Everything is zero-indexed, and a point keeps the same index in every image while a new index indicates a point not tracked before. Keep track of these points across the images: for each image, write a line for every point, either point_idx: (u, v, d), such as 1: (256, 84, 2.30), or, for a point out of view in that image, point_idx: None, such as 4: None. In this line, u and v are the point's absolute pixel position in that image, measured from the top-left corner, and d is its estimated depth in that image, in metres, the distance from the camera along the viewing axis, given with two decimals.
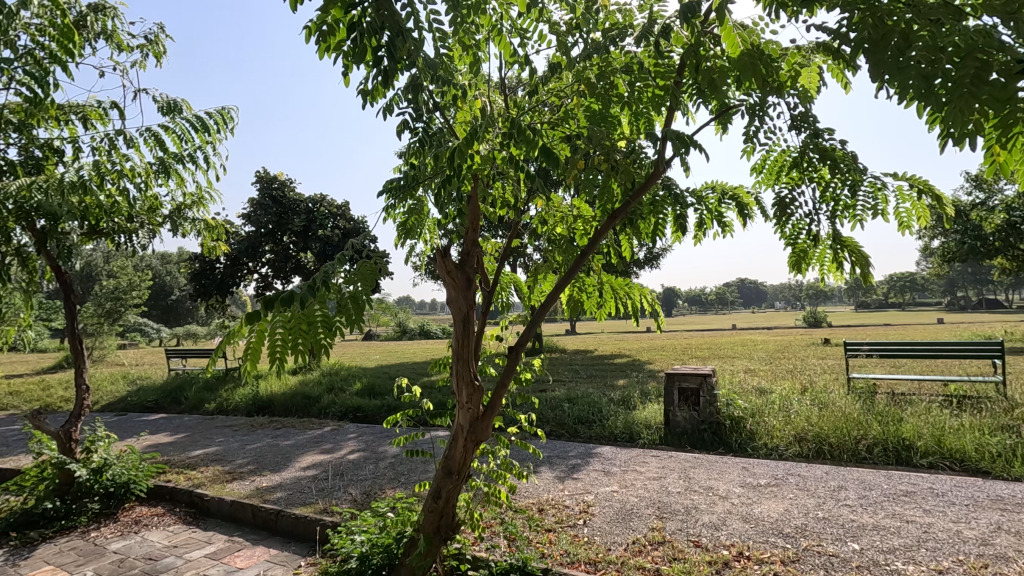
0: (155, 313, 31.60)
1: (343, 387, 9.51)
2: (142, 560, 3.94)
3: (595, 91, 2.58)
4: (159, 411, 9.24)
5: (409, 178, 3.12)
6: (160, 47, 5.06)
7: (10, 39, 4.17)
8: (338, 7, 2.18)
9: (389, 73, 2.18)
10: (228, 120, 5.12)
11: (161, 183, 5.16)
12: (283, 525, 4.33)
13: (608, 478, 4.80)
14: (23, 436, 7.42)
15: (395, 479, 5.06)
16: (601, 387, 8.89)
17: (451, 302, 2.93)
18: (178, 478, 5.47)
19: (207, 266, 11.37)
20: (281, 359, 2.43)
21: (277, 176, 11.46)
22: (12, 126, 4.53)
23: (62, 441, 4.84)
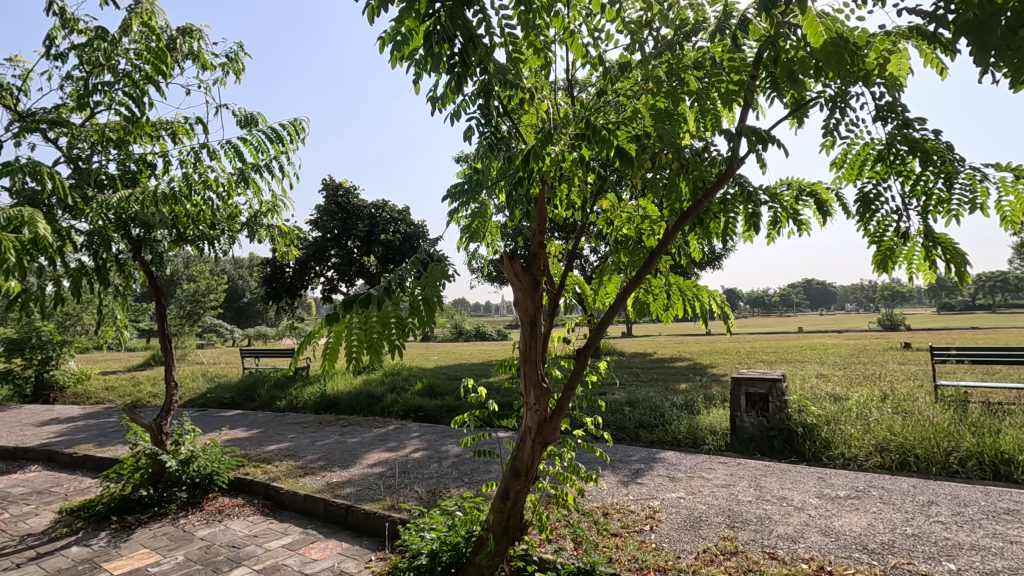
0: (229, 314, 33.68)
1: (405, 387, 9.75)
2: (226, 548, 4.18)
3: (664, 89, 2.53)
4: (235, 407, 9.79)
5: (473, 182, 3.19)
6: (240, 64, 5.37)
7: (112, 63, 4.57)
8: (412, 18, 2.26)
9: (461, 80, 2.24)
10: (300, 131, 5.38)
11: (241, 192, 5.48)
12: (353, 519, 4.49)
13: (674, 484, 4.69)
14: (119, 428, 8.09)
15: (458, 479, 5.14)
16: (662, 391, 8.69)
17: (518, 304, 2.94)
18: (255, 471, 5.78)
19: (278, 271, 11.95)
20: (359, 358, 2.52)
21: (342, 183, 11.94)
22: (112, 143, 4.94)
23: (155, 434, 5.14)
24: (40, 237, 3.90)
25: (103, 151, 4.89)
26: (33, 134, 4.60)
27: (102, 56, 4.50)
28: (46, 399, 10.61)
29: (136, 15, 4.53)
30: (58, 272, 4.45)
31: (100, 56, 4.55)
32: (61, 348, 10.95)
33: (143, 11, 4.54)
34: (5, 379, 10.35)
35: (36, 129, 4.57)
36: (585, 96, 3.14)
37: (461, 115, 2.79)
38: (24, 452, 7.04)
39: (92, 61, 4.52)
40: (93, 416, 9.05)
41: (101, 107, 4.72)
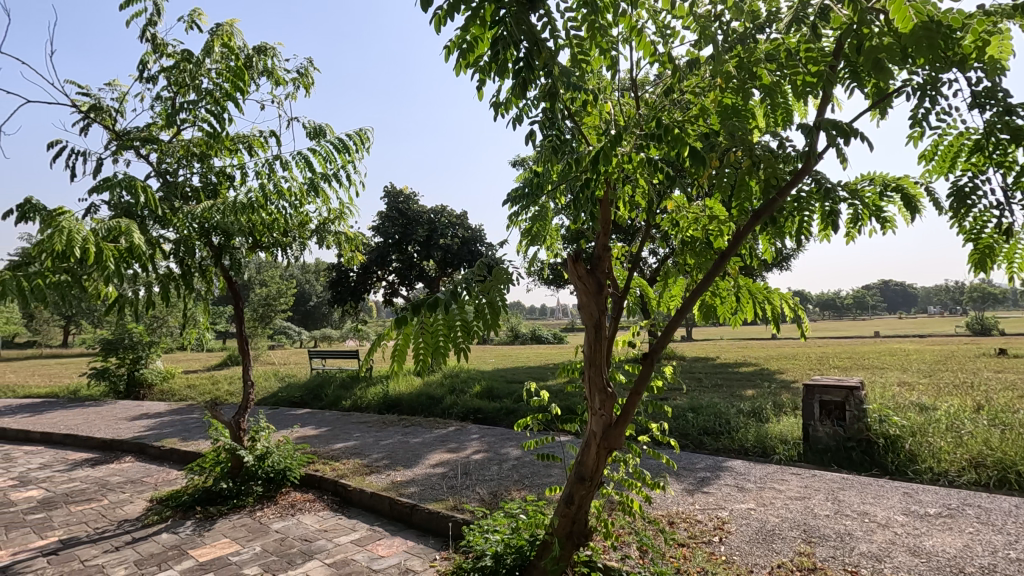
0: (297, 317, 35.39)
1: (464, 389, 9.88)
2: (299, 541, 4.37)
3: (734, 84, 2.44)
4: (304, 406, 10.24)
5: (534, 186, 3.19)
6: (309, 79, 5.63)
7: (197, 83, 4.90)
8: (478, 26, 2.30)
9: (526, 84, 2.25)
10: (365, 140, 5.57)
11: (311, 201, 5.74)
12: (417, 518, 4.60)
13: (743, 495, 4.50)
14: (201, 424, 8.64)
15: (518, 482, 5.14)
16: (727, 397, 8.37)
17: (582, 307, 2.92)
18: (324, 468, 6.01)
19: (343, 275, 12.41)
20: (426, 360, 2.57)
21: (403, 190, 12.26)
22: (196, 158, 5.29)
23: (235, 430, 5.47)
24: (135, 245, 4.24)
25: (188, 165, 5.25)
26: (128, 151, 5.00)
27: (188, 77, 4.84)
28: (137, 395, 11.50)
29: (217, 37, 4.84)
30: (150, 278, 4.82)
31: (186, 77, 4.89)
32: (149, 348, 11.80)
33: (224, 32, 4.85)
34: (103, 377, 11.30)
35: (131, 147, 4.98)
36: (649, 95, 3.09)
37: (524, 119, 2.81)
38: (119, 443, 7.64)
39: (179, 82, 4.87)
40: (178, 412, 9.72)
41: (186, 124, 5.07)
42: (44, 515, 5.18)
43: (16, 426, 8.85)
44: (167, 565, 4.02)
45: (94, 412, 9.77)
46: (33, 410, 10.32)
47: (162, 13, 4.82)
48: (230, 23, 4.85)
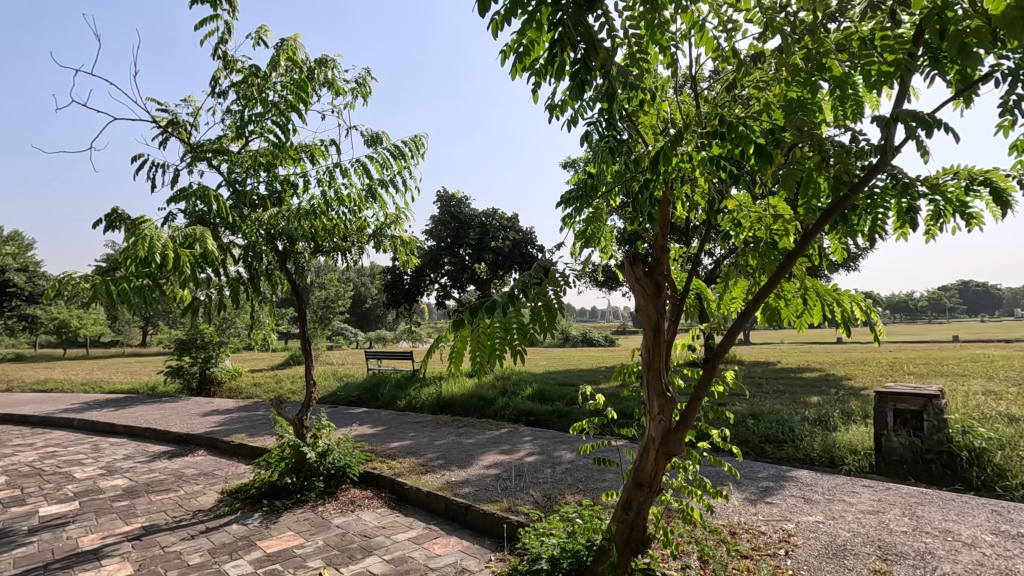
0: (354, 318, 36.63)
1: (516, 391, 9.90)
2: (359, 537, 4.50)
3: (800, 77, 2.33)
4: (361, 404, 10.55)
5: (588, 187, 3.18)
6: (367, 88, 5.81)
7: (264, 96, 5.15)
8: (534, 29, 2.32)
9: (583, 85, 2.24)
10: (420, 146, 5.70)
11: (368, 206, 5.92)
12: (472, 518, 4.65)
13: (810, 506, 4.28)
14: (266, 420, 9.06)
15: (572, 486, 5.11)
16: (790, 404, 8.01)
17: (640, 310, 2.86)
18: (382, 466, 6.17)
19: (397, 278, 12.72)
20: (482, 363, 2.60)
21: (455, 195, 12.41)
22: (263, 167, 5.57)
23: (297, 427, 5.64)
24: (208, 251, 4.50)
25: (255, 174, 5.52)
26: (202, 163, 5.32)
27: (255, 90, 5.11)
28: (208, 392, 12.19)
29: (283, 51, 5.08)
30: (221, 282, 5.10)
31: (253, 91, 5.15)
32: (219, 348, 12.46)
33: (288, 47, 5.08)
34: (178, 374, 12.04)
35: (204, 158, 5.30)
36: (708, 92, 3.01)
37: (579, 120, 2.81)
38: (193, 437, 8.12)
39: (247, 95, 5.14)
40: (246, 409, 10.24)
41: (254, 135, 5.35)
42: (129, 503, 5.57)
43: (103, 419, 9.56)
44: (238, 555, 4.23)
45: (171, 408, 10.42)
46: (118, 404, 11.12)
47: (232, 31, 5.10)
48: (294, 38, 5.08)
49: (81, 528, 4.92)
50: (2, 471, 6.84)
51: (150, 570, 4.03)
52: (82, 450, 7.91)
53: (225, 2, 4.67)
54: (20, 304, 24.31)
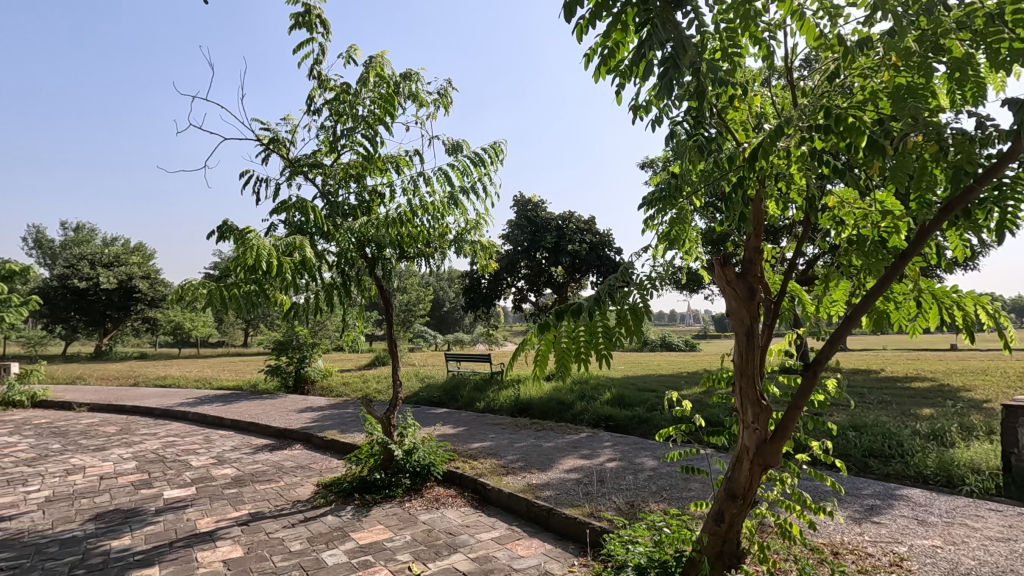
0: (433, 321, 37.80)
1: (594, 395, 9.79)
2: (444, 533, 4.64)
3: (913, 61, 2.16)
4: (442, 405, 10.85)
5: (673, 188, 3.10)
6: (448, 98, 5.99)
7: (354, 111, 5.45)
8: (619, 30, 2.30)
9: (671, 83, 2.19)
10: (499, 153, 5.80)
11: (450, 212, 6.09)
12: (554, 522, 4.65)
13: (925, 529, 3.91)
14: (355, 418, 9.55)
15: (656, 494, 4.98)
16: (898, 416, 7.34)
17: (732, 314, 2.73)
18: (464, 466, 6.32)
19: (476, 282, 12.97)
20: (568, 367, 2.60)
21: (531, 199, 12.51)
22: (353, 178, 5.89)
23: (385, 425, 5.90)
24: (306, 258, 4.82)
25: (346, 185, 5.85)
26: (299, 177, 5.71)
27: (346, 106, 5.42)
28: (302, 390, 13.02)
29: (371, 68, 5.37)
30: (317, 287, 5.44)
31: (344, 107, 5.47)
32: (312, 349, 13.30)
33: (376, 64, 5.37)
34: (276, 373, 12.97)
35: (301, 172, 5.69)
36: (805, 83, 2.84)
37: (664, 120, 2.75)
38: (290, 432, 8.71)
39: (339, 111, 5.46)
40: (336, 407, 10.84)
41: (346, 149, 5.68)
42: (237, 490, 6.07)
43: (213, 413, 10.48)
44: (333, 545, 4.49)
45: (271, 404, 11.25)
46: (225, 399, 12.15)
47: (326, 53, 5.45)
48: (381, 55, 5.35)
49: (198, 511, 5.43)
50: (132, 456, 7.68)
51: (257, 553, 4.37)
52: (197, 440, 8.72)
53: (320, 26, 5.01)
54: (144, 308, 27.20)
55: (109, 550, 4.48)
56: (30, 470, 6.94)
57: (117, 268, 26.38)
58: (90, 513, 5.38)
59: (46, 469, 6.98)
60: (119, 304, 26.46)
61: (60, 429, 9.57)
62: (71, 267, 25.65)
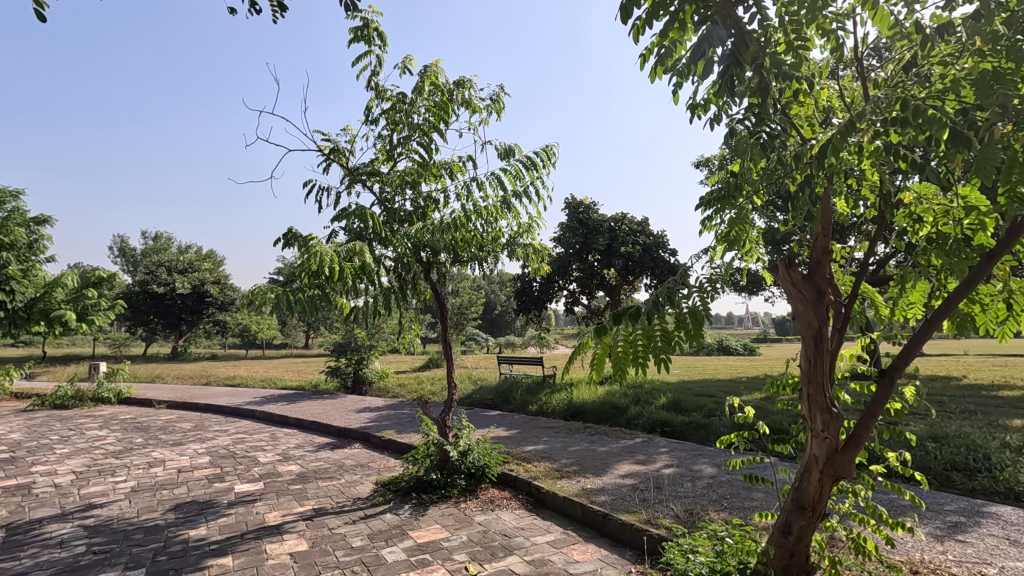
0: (485, 324, 38.16)
1: (649, 400, 9.60)
2: (500, 535, 4.67)
3: (1001, 45, 2.01)
4: (495, 407, 10.93)
5: (732, 188, 3.02)
6: (500, 103, 6.05)
7: (410, 119, 5.60)
8: (677, 29, 2.27)
9: (732, 80, 2.14)
10: (552, 156, 5.81)
11: (503, 217, 6.14)
12: (610, 528, 4.60)
13: (1018, 550, 3.61)
14: (411, 419, 9.76)
15: (716, 502, 4.83)
16: (984, 427, 6.80)
17: (798, 317, 2.62)
18: (518, 468, 6.34)
19: (527, 285, 12.99)
20: (625, 371, 2.57)
21: (583, 201, 12.42)
22: (409, 184, 6.05)
23: (441, 426, 6.01)
24: (366, 264, 4.99)
25: (402, 192, 6.02)
26: (358, 185, 5.92)
27: (402, 115, 5.57)
28: (360, 391, 13.44)
29: (426, 77, 5.49)
30: (375, 291, 5.61)
31: (400, 116, 5.63)
32: (369, 350, 13.70)
33: (431, 73, 5.50)
34: (336, 374, 13.45)
35: (360, 181, 5.89)
36: (878, 75, 2.71)
37: (723, 118, 2.69)
38: (350, 431, 9.00)
39: (395, 121, 5.62)
40: (392, 407, 11.12)
41: (402, 157, 5.84)
42: (302, 487, 6.33)
43: (278, 412, 10.98)
44: (393, 542, 4.61)
45: (331, 404, 11.67)
46: (289, 399, 12.69)
47: (383, 64, 5.63)
48: (435, 64, 5.48)
49: (266, 505, 5.71)
50: (206, 451, 8.16)
51: (321, 547, 4.54)
52: (263, 437, 9.15)
53: (378, 39, 5.17)
54: (215, 311, 28.81)
55: (187, 539, 4.78)
56: (117, 462, 7.50)
57: (191, 274, 28.09)
58: (170, 503, 5.76)
59: (131, 461, 7.53)
60: (193, 308, 28.13)
61: (142, 425, 10.28)
62: (151, 273, 27.56)
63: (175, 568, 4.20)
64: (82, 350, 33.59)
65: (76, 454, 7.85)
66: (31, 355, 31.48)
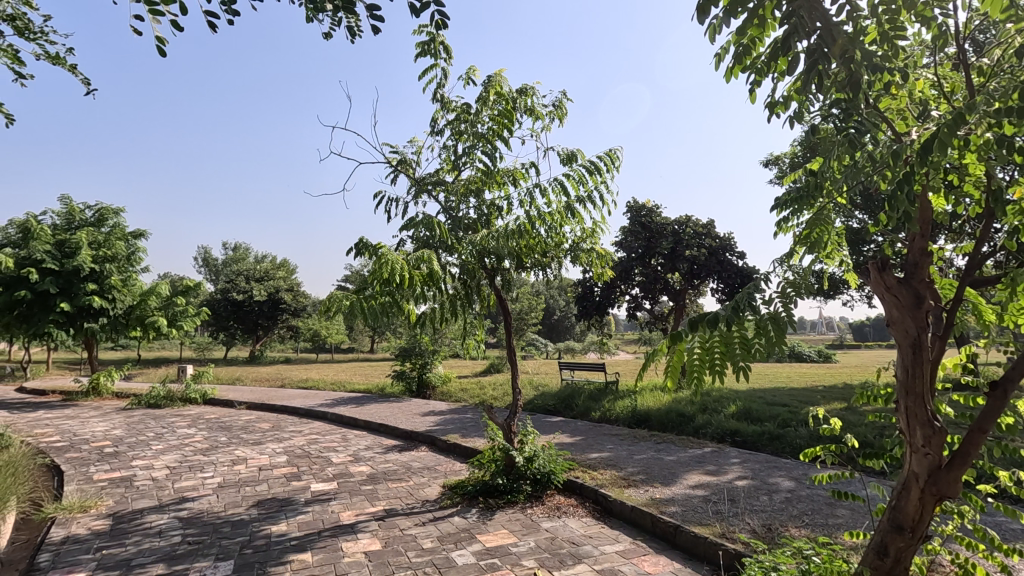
0: (545, 329, 38.13)
1: (718, 408, 9.26)
2: (568, 542, 4.64)
3: None
4: (558, 413, 10.88)
5: (810, 187, 2.89)
6: (563, 109, 6.05)
7: (474, 129, 5.70)
8: (758, 25, 2.20)
9: (819, 78, 2.05)
10: (616, 160, 5.75)
11: (567, 222, 6.12)
12: (682, 540, 4.47)
13: None
14: (475, 423, 9.88)
15: (796, 518, 4.59)
16: None
17: (895, 324, 2.45)
18: (584, 476, 6.28)
19: (589, 290, 12.85)
20: (702, 379, 2.50)
21: (645, 204, 12.21)
22: (473, 193, 6.14)
23: (506, 431, 6.05)
24: (433, 271, 5.10)
25: (467, 200, 6.13)
26: (424, 194, 6.08)
27: (467, 126, 5.69)
28: (424, 394, 13.76)
29: (490, 87, 5.58)
30: (441, 297, 5.73)
31: (465, 126, 5.73)
32: (433, 355, 14.01)
33: (495, 82, 5.57)
34: (402, 378, 13.85)
35: (427, 190, 6.04)
36: (983, 61, 2.50)
37: (805, 115, 2.57)
38: (416, 434, 9.23)
39: (460, 131, 5.74)
40: (456, 411, 11.31)
41: (466, 166, 5.96)
42: (373, 487, 6.54)
43: (348, 414, 11.41)
44: (462, 545, 4.68)
45: (397, 407, 11.99)
46: (358, 401, 13.15)
47: (448, 76, 5.76)
48: (499, 73, 5.54)
49: (341, 504, 5.95)
50: (283, 451, 8.60)
51: (394, 547, 4.68)
52: (335, 438, 9.53)
53: (444, 52, 5.32)
54: (288, 316, 30.31)
55: (270, 534, 5.05)
56: (205, 458, 8.04)
57: (267, 281, 29.80)
58: (253, 499, 6.10)
59: (217, 458, 8.05)
60: (269, 314, 29.81)
61: (226, 424, 10.95)
62: (231, 282, 29.48)
63: (260, 561, 4.44)
64: (172, 354, 36.27)
65: (170, 450, 8.47)
66: (128, 357, 34.36)
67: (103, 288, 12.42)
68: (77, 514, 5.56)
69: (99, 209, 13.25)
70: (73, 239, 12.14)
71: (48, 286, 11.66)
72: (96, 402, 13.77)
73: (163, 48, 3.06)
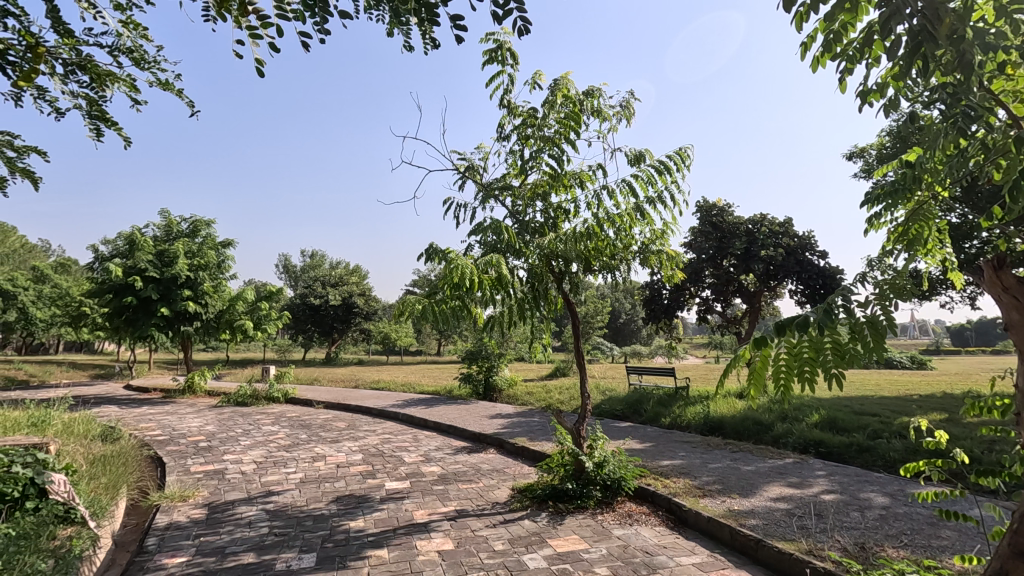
0: (609, 333, 37.60)
1: (799, 417, 8.74)
2: (641, 551, 4.52)
3: None
4: (625, 418, 10.67)
5: (906, 180, 2.67)
6: (630, 109, 5.96)
7: (541, 133, 5.71)
8: (849, 10, 2.06)
9: (920, 62, 1.89)
10: (686, 159, 5.59)
11: (636, 223, 6.01)
12: (764, 555, 4.25)
13: None
14: (542, 427, 9.87)
15: (893, 537, 4.26)
16: None
17: (1014, 327, 2.21)
18: (656, 483, 6.12)
19: (656, 293, 12.51)
20: (789, 388, 2.37)
21: (716, 204, 11.75)
22: (539, 197, 6.15)
23: (575, 436, 5.98)
24: (501, 274, 5.18)
25: (534, 204, 6.15)
26: (491, 199, 6.16)
27: (534, 130, 5.70)
28: (491, 398, 13.89)
29: (557, 91, 5.58)
30: (509, 301, 5.77)
31: (532, 130, 5.76)
32: (499, 359, 14.13)
33: (562, 86, 5.57)
34: (469, 381, 14.06)
35: (494, 195, 6.11)
36: None
37: (902, 103, 2.38)
38: (484, 437, 9.34)
39: (526, 136, 5.77)
40: (522, 415, 11.34)
41: (533, 170, 5.98)
42: (444, 488, 6.68)
43: (418, 415, 11.72)
44: (533, 549, 4.67)
45: (465, 410, 12.18)
46: (427, 403, 13.51)
47: (515, 82, 5.81)
48: (566, 76, 5.53)
49: (414, 503, 6.10)
50: (359, 449, 8.95)
51: (466, 547, 4.75)
52: (406, 439, 9.81)
53: (511, 58, 5.37)
54: (361, 320, 31.57)
55: (349, 529, 5.26)
56: (288, 454, 8.51)
57: (341, 287, 31.21)
58: (332, 495, 6.39)
59: (299, 455, 8.50)
60: (343, 317, 31.17)
61: (305, 422, 11.53)
62: (308, 288, 31.10)
63: (340, 555, 4.64)
64: (256, 356, 38.75)
65: (256, 446, 9.03)
66: (218, 358, 37.03)
67: (197, 293, 13.45)
68: (178, 502, 6.03)
69: (194, 221, 14.40)
70: (171, 249, 13.24)
71: (151, 293, 12.75)
72: (191, 399, 14.91)
73: (260, 69, 3.27)
